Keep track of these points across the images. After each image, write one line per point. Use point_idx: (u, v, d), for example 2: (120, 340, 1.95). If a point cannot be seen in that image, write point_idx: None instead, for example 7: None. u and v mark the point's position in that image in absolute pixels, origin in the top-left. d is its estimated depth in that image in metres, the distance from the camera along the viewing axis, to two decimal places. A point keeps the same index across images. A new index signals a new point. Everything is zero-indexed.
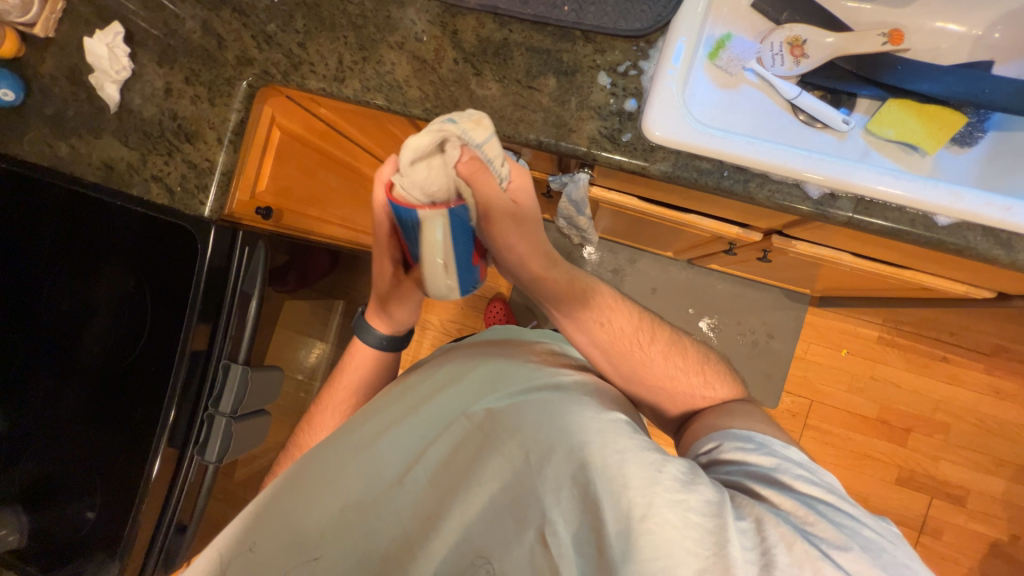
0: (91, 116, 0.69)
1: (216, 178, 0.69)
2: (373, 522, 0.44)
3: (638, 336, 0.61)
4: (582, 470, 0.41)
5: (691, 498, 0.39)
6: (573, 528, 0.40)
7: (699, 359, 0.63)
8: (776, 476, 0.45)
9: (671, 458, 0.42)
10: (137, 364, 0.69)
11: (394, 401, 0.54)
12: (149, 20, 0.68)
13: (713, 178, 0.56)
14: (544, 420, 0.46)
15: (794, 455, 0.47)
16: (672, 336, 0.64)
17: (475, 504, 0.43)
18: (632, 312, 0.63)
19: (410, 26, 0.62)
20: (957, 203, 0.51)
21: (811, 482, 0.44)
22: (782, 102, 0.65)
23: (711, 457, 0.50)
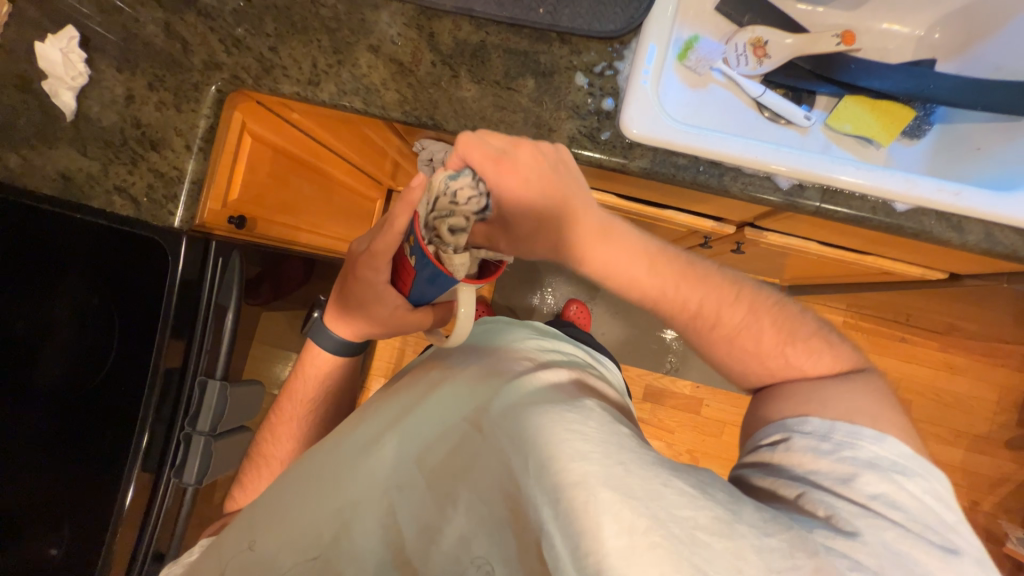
0: (44, 125, 0.65)
1: (186, 186, 0.65)
2: (369, 531, 0.42)
3: (700, 317, 0.54)
4: (584, 482, 0.36)
5: (699, 516, 0.36)
6: (573, 542, 0.35)
7: (777, 333, 0.53)
8: (846, 488, 0.41)
9: (683, 472, 0.40)
10: (106, 385, 0.66)
11: (393, 404, 0.52)
12: (107, 24, 0.65)
13: (690, 173, 0.58)
14: (543, 424, 0.41)
15: (877, 461, 0.42)
16: (748, 309, 0.54)
17: (471, 514, 0.41)
18: (696, 273, 0.55)
19: (385, 29, 0.61)
20: (912, 189, 0.55)
21: (890, 501, 0.40)
22: (747, 100, 0.68)
23: (772, 448, 0.47)
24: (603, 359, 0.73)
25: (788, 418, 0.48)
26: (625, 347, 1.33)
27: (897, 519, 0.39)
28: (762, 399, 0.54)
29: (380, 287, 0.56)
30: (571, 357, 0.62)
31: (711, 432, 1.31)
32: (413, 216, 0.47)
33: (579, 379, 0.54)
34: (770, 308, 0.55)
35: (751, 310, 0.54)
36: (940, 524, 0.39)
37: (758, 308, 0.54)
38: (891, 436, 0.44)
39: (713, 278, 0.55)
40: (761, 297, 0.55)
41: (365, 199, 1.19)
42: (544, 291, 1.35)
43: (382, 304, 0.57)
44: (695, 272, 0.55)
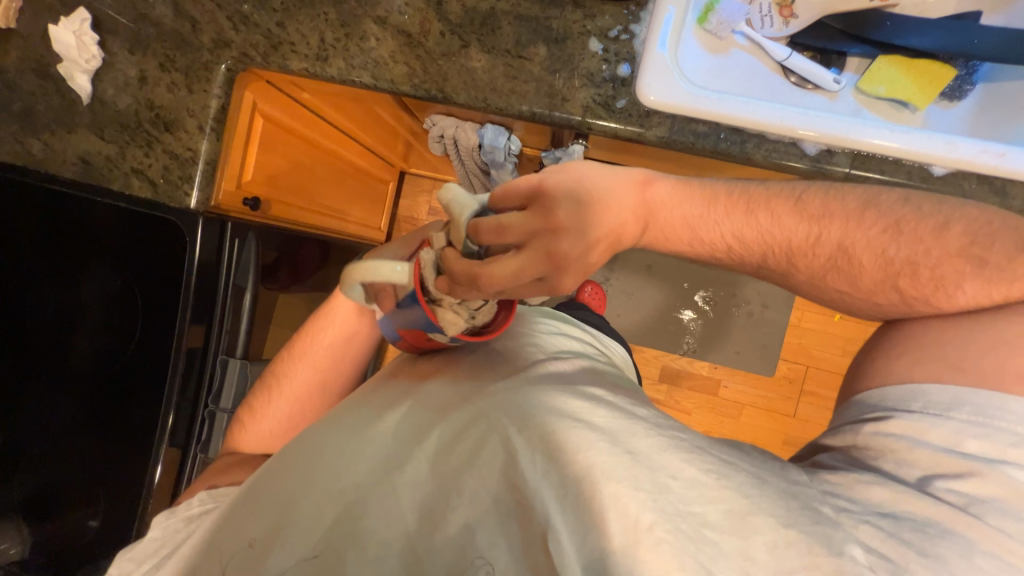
0: (63, 108, 0.66)
1: (201, 167, 0.66)
2: (372, 516, 0.40)
3: (789, 246, 0.48)
4: (591, 477, 0.37)
5: (708, 512, 0.36)
6: (579, 538, 0.36)
7: (878, 264, 0.46)
8: (938, 486, 0.38)
9: (697, 455, 0.39)
10: (131, 365, 0.68)
11: (394, 386, 0.51)
12: (115, 5, 0.65)
13: (710, 141, 0.55)
14: (552, 417, 0.41)
15: (982, 453, 0.38)
16: (835, 244, 0.47)
17: (474, 502, 0.39)
18: (778, 205, 0.47)
19: (392, 0, 0.60)
20: (952, 151, 0.51)
21: (1001, 506, 0.36)
22: (772, 65, 0.64)
23: (859, 428, 0.44)
24: (608, 340, 0.70)
25: (883, 390, 0.44)
26: (641, 328, 1.31)
27: (997, 523, 0.35)
28: (889, 337, 0.47)
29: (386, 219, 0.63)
30: (575, 338, 0.60)
31: (729, 414, 1.29)
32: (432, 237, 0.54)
33: (584, 363, 0.53)
34: (869, 239, 0.46)
35: (837, 247, 0.46)
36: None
37: (848, 241, 0.46)
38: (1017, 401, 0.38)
39: (782, 215, 0.47)
40: (863, 227, 0.46)
41: (378, 183, 1.18)
42: None
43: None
44: (785, 202, 0.47)
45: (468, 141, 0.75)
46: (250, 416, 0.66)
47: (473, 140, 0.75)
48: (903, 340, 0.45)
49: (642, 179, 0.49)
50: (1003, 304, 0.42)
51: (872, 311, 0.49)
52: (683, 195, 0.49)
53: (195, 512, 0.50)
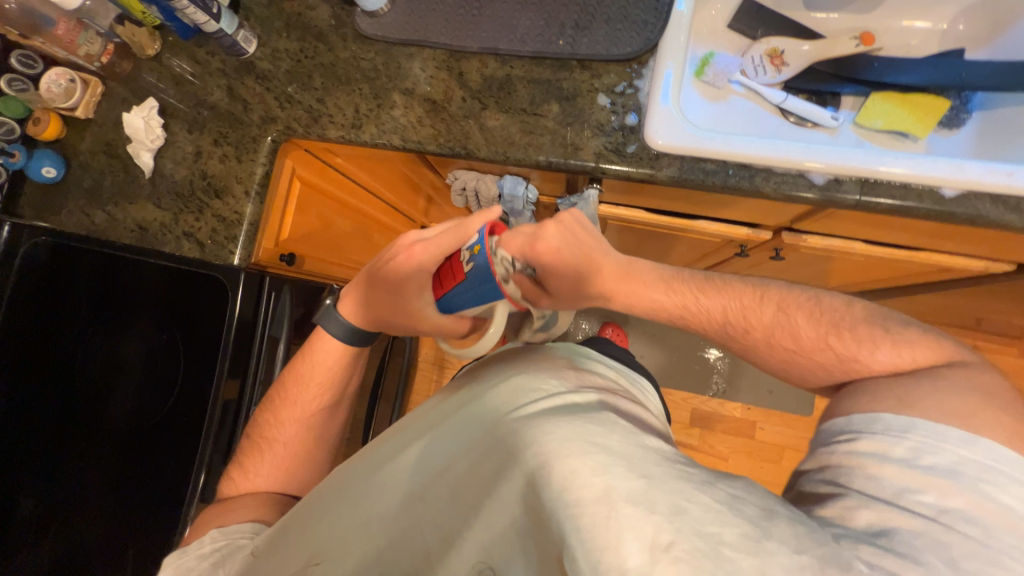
0: (126, 182, 0.74)
1: (245, 228, 0.72)
2: (399, 537, 0.42)
3: (737, 317, 0.53)
4: (605, 496, 0.34)
5: (724, 531, 0.32)
6: (596, 559, 0.32)
7: (813, 322, 0.50)
8: (909, 499, 0.35)
9: (710, 485, 0.36)
10: (168, 420, 0.71)
11: (418, 418, 0.52)
12: (178, 94, 0.75)
13: (719, 178, 0.59)
14: (566, 439, 0.39)
15: (962, 470, 0.36)
16: (776, 308, 0.52)
17: (491, 528, 0.39)
18: (728, 280, 0.55)
19: (418, 74, 0.67)
20: (959, 173, 0.53)
21: (968, 515, 0.33)
22: (771, 107, 0.68)
23: (832, 448, 0.42)
24: (640, 382, 0.68)
25: (848, 416, 0.43)
26: (667, 369, 1.29)
27: (976, 535, 0.32)
28: (839, 396, 0.47)
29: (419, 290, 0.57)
30: (603, 377, 0.57)
31: (770, 458, 1.22)
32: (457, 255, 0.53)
33: (609, 399, 0.50)
34: (805, 302, 0.51)
35: (780, 310, 0.52)
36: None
37: (788, 305, 0.52)
38: (985, 439, 0.37)
39: (734, 286, 0.54)
40: (792, 296, 0.52)
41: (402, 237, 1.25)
42: (578, 317, 1.33)
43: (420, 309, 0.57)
44: (733, 282, 0.55)
45: (489, 191, 0.80)
46: (242, 473, 0.63)
47: (493, 191, 0.80)
48: (863, 389, 0.45)
49: (628, 262, 0.59)
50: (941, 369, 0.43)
51: (837, 379, 0.49)
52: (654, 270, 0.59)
53: (207, 550, 0.51)
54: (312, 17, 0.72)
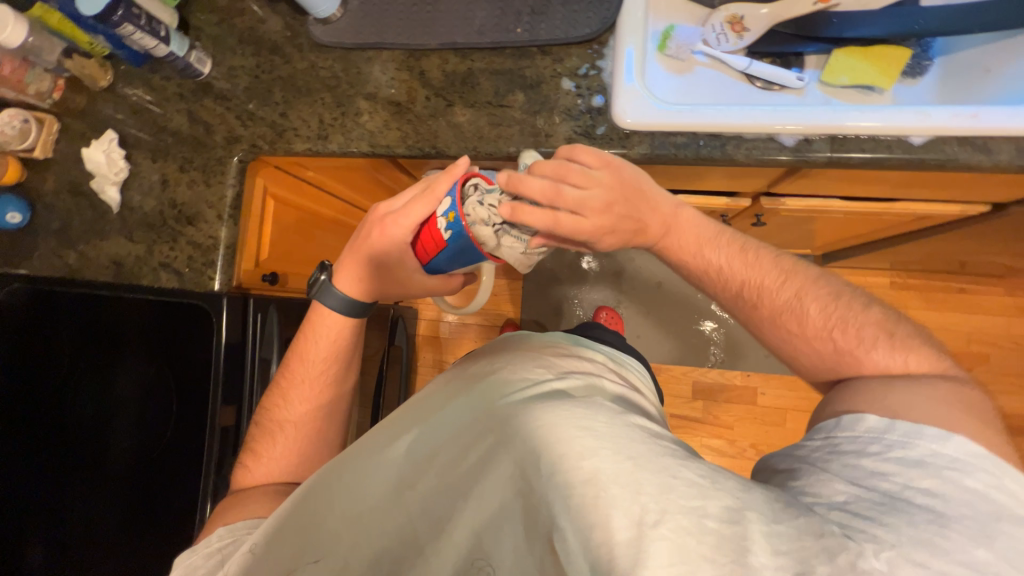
0: (95, 219, 0.73)
1: (222, 252, 0.70)
2: (388, 526, 0.42)
3: (751, 289, 0.52)
4: (593, 480, 0.35)
5: (708, 504, 0.33)
6: (584, 537, 0.34)
7: (825, 313, 0.49)
8: (876, 481, 0.36)
9: (693, 461, 0.37)
10: (167, 452, 0.70)
11: (403, 407, 0.50)
12: (137, 123, 0.73)
13: (691, 150, 0.58)
14: (557, 423, 0.39)
15: (931, 459, 0.36)
16: (794, 293, 0.51)
17: (481, 514, 0.40)
18: (763, 252, 0.54)
19: (380, 77, 0.66)
20: (926, 119, 0.53)
21: (927, 488, 0.35)
22: (736, 74, 0.68)
23: (815, 444, 0.42)
24: (629, 363, 0.69)
25: (834, 417, 0.43)
26: (665, 346, 1.30)
27: (935, 507, 0.33)
28: (833, 389, 0.47)
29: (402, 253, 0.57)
30: (589, 361, 0.58)
31: (773, 422, 1.24)
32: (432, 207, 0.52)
33: (594, 381, 0.51)
34: (822, 295, 0.50)
35: (795, 295, 0.51)
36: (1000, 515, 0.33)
37: (807, 293, 0.50)
38: (958, 436, 0.37)
39: (762, 259, 0.53)
40: (815, 286, 0.51)
41: None
42: (571, 304, 1.33)
43: (405, 268, 0.58)
44: (747, 256, 0.54)
45: None
46: (255, 459, 0.60)
47: None
48: (850, 392, 0.45)
49: (668, 225, 0.56)
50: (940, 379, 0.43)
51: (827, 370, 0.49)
52: (698, 224, 0.56)
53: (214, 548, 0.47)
54: (264, 30, 0.70)
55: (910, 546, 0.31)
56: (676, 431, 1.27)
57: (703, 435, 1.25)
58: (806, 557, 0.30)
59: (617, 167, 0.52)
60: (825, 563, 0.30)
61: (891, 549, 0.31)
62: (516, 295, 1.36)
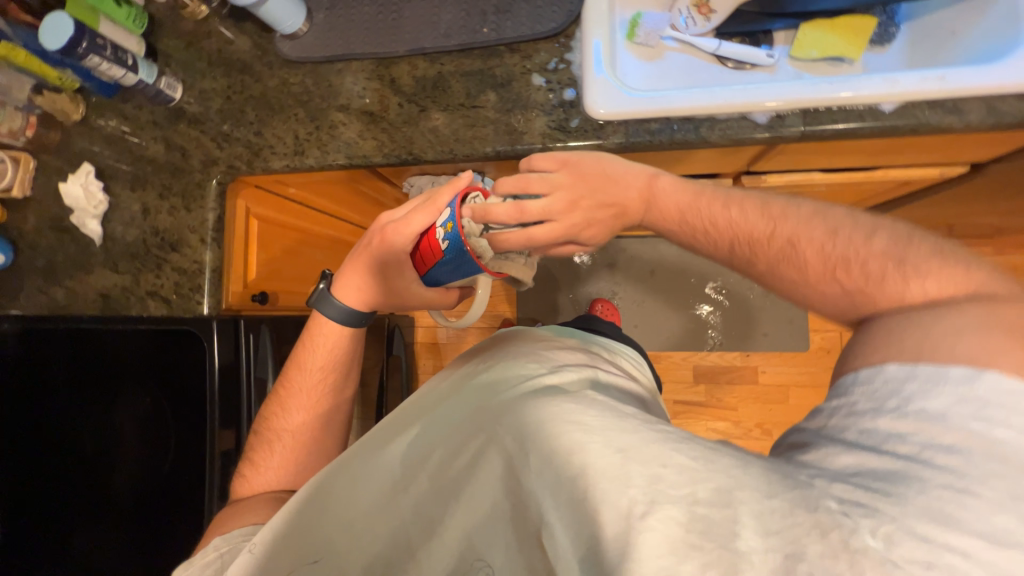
0: (79, 253, 0.73)
1: (208, 276, 0.70)
2: (381, 528, 0.42)
3: (741, 245, 0.49)
4: (582, 474, 0.35)
5: (698, 490, 0.33)
6: (572, 532, 0.35)
7: (823, 254, 0.45)
8: (891, 444, 0.34)
9: (686, 444, 0.37)
10: (170, 480, 0.70)
11: (403, 410, 0.51)
12: (114, 153, 0.73)
13: (666, 135, 0.58)
14: (547, 420, 0.40)
15: (955, 409, 0.33)
16: (786, 239, 0.47)
17: (472, 513, 0.40)
18: (747, 203, 0.50)
19: (352, 88, 0.66)
20: (894, 87, 0.54)
21: (944, 447, 0.32)
22: (707, 57, 0.68)
23: (830, 408, 0.39)
24: (623, 352, 0.70)
25: (849, 373, 0.40)
26: (663, 333, 1.30)
27: (957, 466, 0.30)
28: (856, 336, 0.43)
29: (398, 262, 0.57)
30: (584, 355, 0.58)
31: (777, 399, 1.24)
32: (432, 216, 0.53)
33: (589, 373, 0.51)
34: (817, 233, 0.46)
35: (789, 242, 0.47)
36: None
37: (799, 237, 0.47)
38: (991, 372, 0.33)
39: (747, 210, 0.50)
40: (808, 225, 0.47)
41: None
42: (566, 299, 1.34)
43: (403, 279, 0.58)
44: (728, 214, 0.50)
45: None
46: (252, 469, 0.59)
47: None
48: (867, 337, 0.41)
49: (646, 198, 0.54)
50: (966, 297, 0.38)
51: (843, 313, 0.45)
52: (680, 187, 0.53)
53: (210, 558, 0.45)
54: (232, 51, 0.70)
55: (914, 517, 0.29)
56: (681, 417, 1.27)
57: (708, 419, 1.25)
58: (798, 536, 0.30)
59: (569, 166, 0.54)
60: (817, 541, 0.29)
61: (891, 523, 0.29)
62: (511, 294, 1.36)
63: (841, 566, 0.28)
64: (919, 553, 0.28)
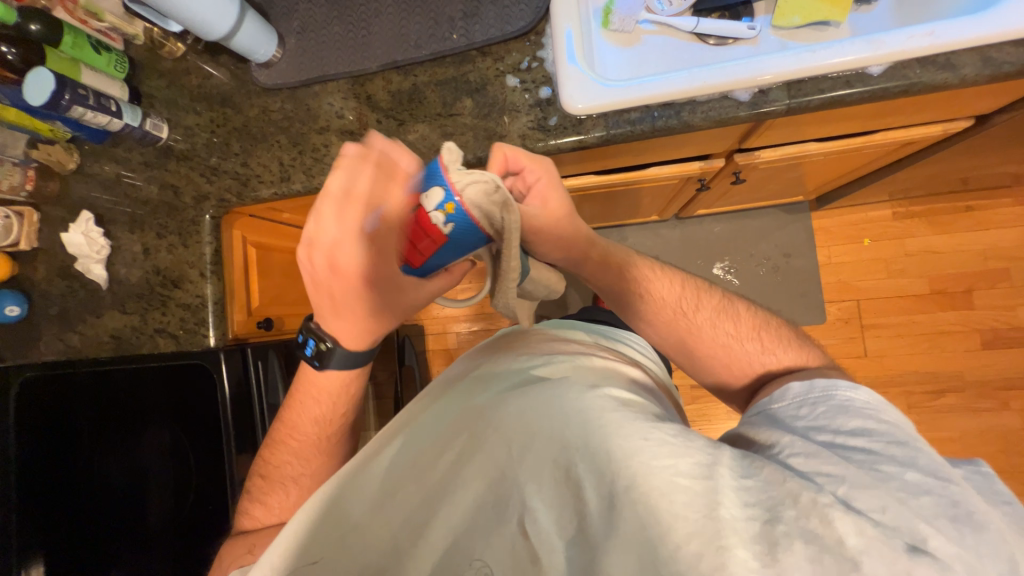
0: (88, 298, 0.75)
1: (211, 308, 0.72)
2: (365, 536, 0.40)
3: (682, 300, 0.59)
4: (563, 451, 0.39)
5: (680, 462, 0.35)
6: (554, 514, 0.37)
7: (751, 314, 0.58)
8: (813, 429, 0.41)
9: (664, 422, 0.38)
10: (196, 505, 0.74)
11: (391, 421, 0.50)
12: (112, 197, 0.75)
13: (647, 123, 0.57)
14: (532, 408, 0.42)
15: (854, 402, 0.42)
16: (721, 298, 0.60)
17: (458, 509, 0.40)
18: (686, 277, 0.62)
19: (330, 109, 0.66)
20: (881, 48, 0.51)
21: (861, 427, 0.39)
22: (686, 36, 0.61)
23: (752, 410, 0.47)
24: (626, 336, 0.70)
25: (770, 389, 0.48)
26: None
27: (866, 437, 0.38)
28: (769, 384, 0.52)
29: (376, 287, 0.53)
30: (580, 344, 0.57)
31: None
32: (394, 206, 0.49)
33: (577, 361, 0.51)
34: (746, 303, 0.60)
35: (724, 298, 0.59)
36: (912, 439, 0.38)
37: (729, 296, 0.60)
38: (867, 387, 0.43)
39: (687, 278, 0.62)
40: (731, 293, 0.61)
41: None
42: (571, 294, 1.33)
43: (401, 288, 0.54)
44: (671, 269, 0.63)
45: None
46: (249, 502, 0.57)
47: None
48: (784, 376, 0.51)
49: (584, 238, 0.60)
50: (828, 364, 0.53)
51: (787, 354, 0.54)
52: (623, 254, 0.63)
53: None
54: (212, 85, 0.71)
55: (857, 477, 0.35)
56: (700, 401, 1.25)
57: (727, 401, 1.23)
58: (775, 504, 0.33)
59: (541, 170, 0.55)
60: (791, 507, 0.32)
61: (846, 484, 0.34)
62: None
63: (813, 523, 0.31)
64: (874, 500, 0.33)
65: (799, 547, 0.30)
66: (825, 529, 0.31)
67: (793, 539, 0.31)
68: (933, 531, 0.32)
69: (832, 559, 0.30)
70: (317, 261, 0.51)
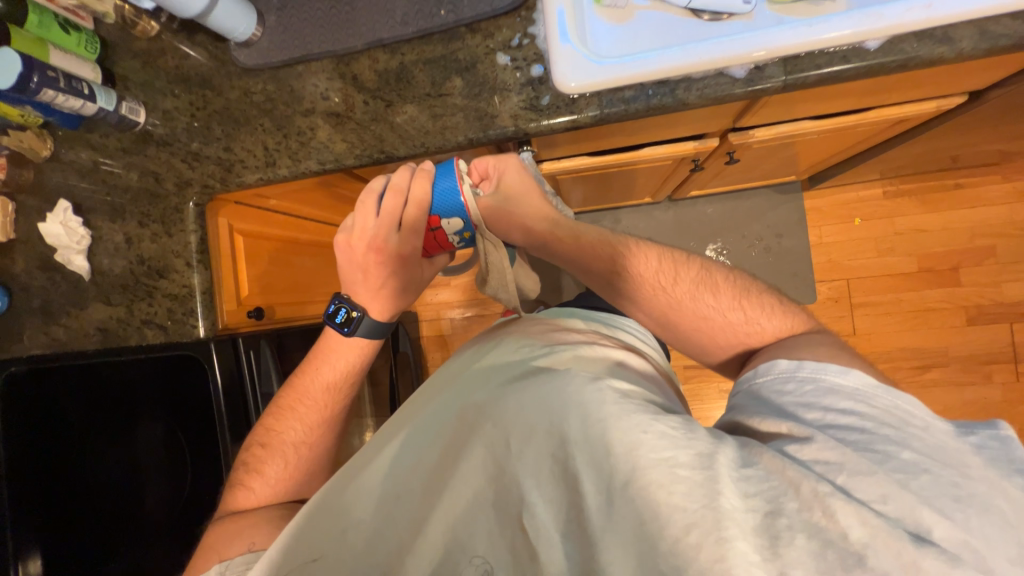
0: (71, 290, 0.73)
1: (199, 298, 0.70)
2: (368, 531, 0.41)
3: (662, 274, 0.59)
4: (561, 446, 0.39)
5: (679, 454, 0.35)
6: (554, 509, 0.37)
7: (731, 284, 0.57)
8: (810, 415, 0.41)
9: (666, 414, 0.38)
10: (194, 494, 0.74)
11: (392, 422, 0.50)
12: (90, 185, 0.72)
13: (641, 102, 0.56)
14: (531, 402, 0.42)
15: (845, 386, 0.42)
16: (699, 269, 0.59)
17: (457, 504, 0.40)
18: (666, 251, 0.61)
19: (315, 90, 0.64)
20: (878, 22, 0.50)
21: (856, 413, 0.40)
22: (680, 11, 0.59)
23: (740, 389, 0.48)
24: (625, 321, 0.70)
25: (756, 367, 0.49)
26: None
27: (859, 426, 0.39)
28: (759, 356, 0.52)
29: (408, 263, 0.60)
30: (580, 334, 0.57)
31: None
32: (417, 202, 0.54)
33: (580, 351, 0.51)
34: (723, 271, 0.59)
35: (702, 268, 0.59)
36: (907, 423, 0.38)
37: (710, 268, 0.59)
38: (856, 370, 0.43)
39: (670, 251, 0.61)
40: (715, 263, 0.60)
41: None
42: (564, 277, 1.32)
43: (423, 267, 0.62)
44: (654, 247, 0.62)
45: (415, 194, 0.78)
46: (248, 492, 0.58)
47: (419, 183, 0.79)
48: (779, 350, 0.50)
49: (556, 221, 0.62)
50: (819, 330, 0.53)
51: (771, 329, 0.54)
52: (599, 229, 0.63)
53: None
54: (190, 66, 0.68)
55: (855, 464, 0.35)
56: (694, 381, 1.26)
57: (719, 381, 1.24)
58: (778, 496, 0.33)
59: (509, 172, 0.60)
60: (793, 499, 0.33)
61: (843, 472, 0.35)
62: None
63: (816, 516, 0.32)
64: (874, 489, 0.34)
65: (802, 541, 0.31)
66: (828, 522, 0.32)
67: (796, 533, 0.31)
68: (936, 516, 0.32)
69: (836, 553, 0.30)
70: (357, 245, 0.58)
